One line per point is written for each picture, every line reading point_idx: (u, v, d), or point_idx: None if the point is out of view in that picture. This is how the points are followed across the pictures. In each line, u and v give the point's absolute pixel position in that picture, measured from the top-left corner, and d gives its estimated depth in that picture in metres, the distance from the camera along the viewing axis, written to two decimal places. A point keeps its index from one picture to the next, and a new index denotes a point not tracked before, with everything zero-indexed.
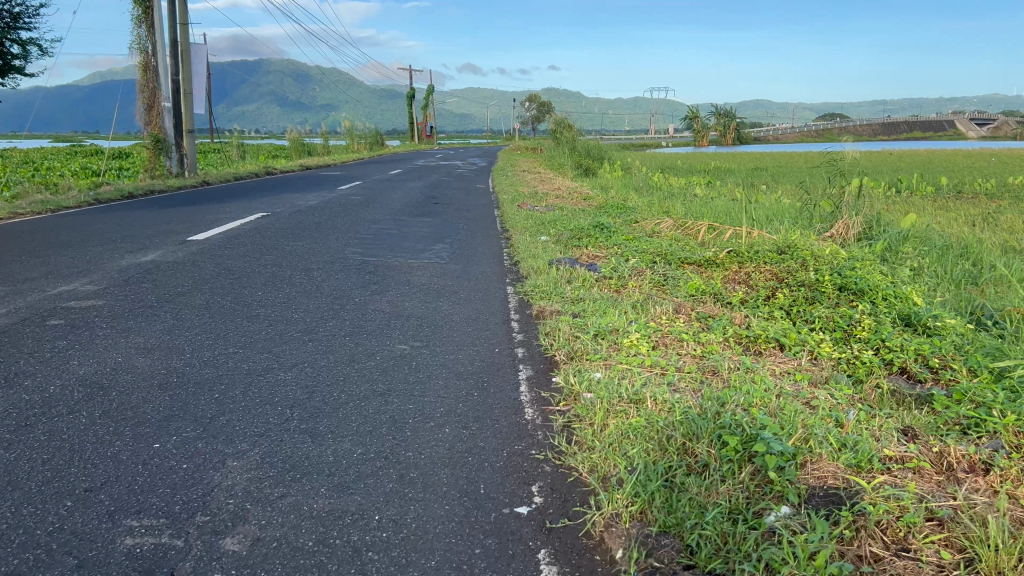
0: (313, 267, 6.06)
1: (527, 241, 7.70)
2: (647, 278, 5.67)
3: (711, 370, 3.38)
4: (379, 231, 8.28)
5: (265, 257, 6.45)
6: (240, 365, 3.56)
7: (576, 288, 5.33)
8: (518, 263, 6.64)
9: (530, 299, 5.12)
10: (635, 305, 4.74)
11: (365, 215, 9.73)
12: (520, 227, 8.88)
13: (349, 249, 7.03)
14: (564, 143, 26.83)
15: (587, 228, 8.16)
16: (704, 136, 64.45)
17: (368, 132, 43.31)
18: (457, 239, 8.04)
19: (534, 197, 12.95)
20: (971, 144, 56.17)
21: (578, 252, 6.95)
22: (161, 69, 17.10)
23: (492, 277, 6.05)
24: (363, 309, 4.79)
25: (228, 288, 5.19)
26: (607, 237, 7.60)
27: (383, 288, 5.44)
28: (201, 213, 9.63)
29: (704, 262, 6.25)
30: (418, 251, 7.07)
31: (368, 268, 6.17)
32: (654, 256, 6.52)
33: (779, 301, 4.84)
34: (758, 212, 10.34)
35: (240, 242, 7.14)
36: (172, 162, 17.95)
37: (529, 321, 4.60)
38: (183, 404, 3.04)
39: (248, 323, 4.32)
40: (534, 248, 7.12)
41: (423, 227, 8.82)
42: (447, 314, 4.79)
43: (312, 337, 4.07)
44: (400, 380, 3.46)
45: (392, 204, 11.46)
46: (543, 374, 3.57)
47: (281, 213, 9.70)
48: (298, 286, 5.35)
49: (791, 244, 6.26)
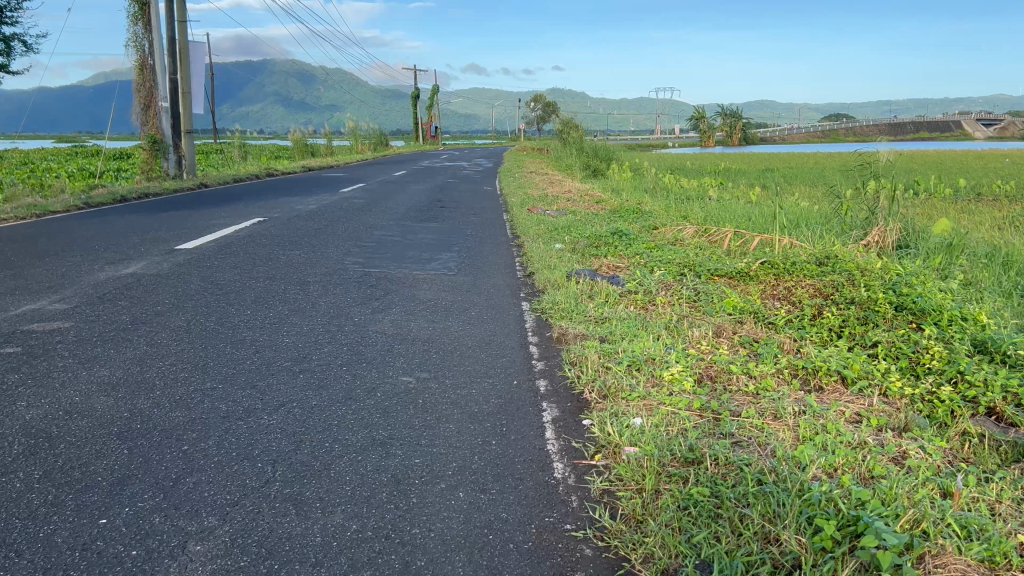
0: (309, 281, 5.55)
1: (542, 249, 7.19)
2: (676, 294, 5.16)
3: (772, 415, 2.87)
4: (382, 239, 7.76)
5: (258, 268, 5.95)
6: (218, 406, 3.05)
7: (599, 306, 4.83)
8: (533, 276, 6.13)
9: (549, 319, 4.61)
10: (669, 326, 4.22)
11: (368, 220, 9.25)
12: (532, 234, 8.38)
13: (350, 259, 6.52)
14: (571, 143, 26.36)
15: (605, 235, 7.65)
16: (710, 137, 63.99)
17: (372, 134, 42.92)
18: (466, 247, 7.53)
19: (543, 201, 12.42)
20: (983, 145, 55.41)
21: (597, 262, 6.43)
22: (159, 68, 16.65)
23: (505, 291, 5.54)
24: (363, 330, 4.28)
25: (213, 306, 4.69)
26: (627, 244, 7.09)
27: (386, 304, 4.93)
28: (195, 219, 9.12)
29: (736, 274, 5.74)
30: (425, 261, 6.57)
31: (370, 281, 5.67)
32: (680, 267, 6.00)
33: (830, 322, 4.30)
34: (782, 217, 9.80)
35: (233, 252, 6.64)
36: (170, 163, 17.46)
37: (550, 347, 4.07)
38: (143, 460, 2.53)
39: (232, 349, 3.81)
40: (549, 258, 6.62)
41: (428, 234, 8.30)
42: (456, 336, 4.28)
43: (303, 367, 3.56)
44: (405, 423, 2.95)
45: (396, 209, 10.95)
46: (572, 416, 3.05)
47: (279, 218, 9.19)
48: (291, 302, 4.85)
49: (830, 256, 5.77)
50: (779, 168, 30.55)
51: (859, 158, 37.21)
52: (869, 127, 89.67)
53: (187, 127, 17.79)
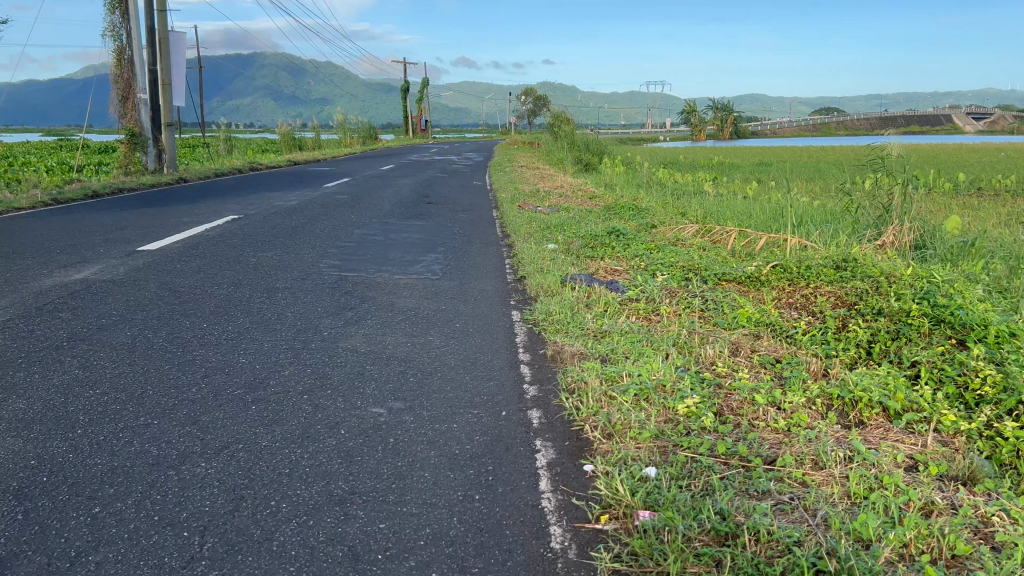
0: (278, 287, 5.05)
1: (533, 249, 6.70)
2: (683, 302, 4.68)
3: (813, 464, 2.41)
4: (363, 238, 7.25)
5: (224, 273, 5.44)
6: (148, 450, 2.54)
7: (598, 317, 4.35)
8: (524, 280, 5.64)
9: (543, 333, 4.12)
10: (679, 342, 3.75)
11: (349, 218, 8.74)
12: (524, 232, 7.89)
13: (326, 261, 6.02)
14: (562, 137, 25.82)
15: (601, 234, 7.16)
16: (701, 131, 63.42)
17: (361, 128, 42.28)
18: (452, 248, 7.04)
19: (534, 196, 11.92)
20: (978, 139, 55.10)
21: (594, 265, 5.94)
22: (138, 59, 16.08)
23: (494, 299, 5.04)
24: (333, 348, 3.79)
25: (166, 317, 4.17)
26: (625, 245, 6.61)
27: (360, 315, 4.44)
28: (165, 216, 8.57)
29: (745, 278, 5.27)
30: (408, 264, 6.07)
31: (345, 287, 5.17)
32: (683, 270, 5.52)
33: (859, 339, 3.82)
34: (786, 215, 9.33)
35: (199, 253, 6.12)
36: (148, 156, 16.83)
37: (544, 367, 3.57)
38: (40, 530, 2.03)
39: (179, 373, 3.30)
40: (541, 261, 6.14)
41: (412, 233, 7.80)
42: (438, 353, 3.80)
43: (257, 397, 3.06)
44: (371, 471, 2.46)
45: (380, 205, 10.43)
46: (571, 459, 2.57)
47: (255, 216, 8.66)
48: (255, 313, 4.34)
49: (849, 261, 5.28)
50: (774, 162, 30.12)
51: (854, 151, 36.82)
52: (861, 120, 89.40)
53: (166, 120, 17.19)
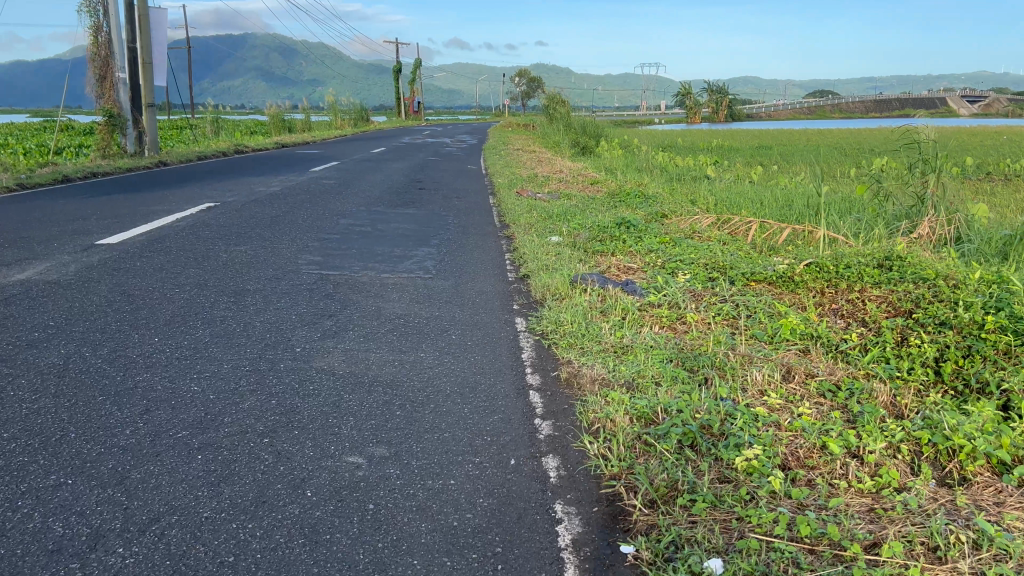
0: (249, 289, 4.44)
1: (535, 243, 6.10)
2: (712, 308, 4.09)
3: (926, 552, 1.82)
4: (349, 230, 6.64)
5: (189, 272, 4.82)
6: (50, 528, 1.93)
7: (617, 327, 3.75)
8: (527, 281, 5.03)
9: (555, 349, 3.52)
10: (718, 363, 3.16)
11: (335, 206, 8.12)
12: (524, 223, 7.27)
13: (306, 257, 5.41)
14: (559, 119, 25.12)
15: (609, 224, 6.57)
16: (697, 114, 62.68)
17: (353, 109, 41.46)
18: (446, 240, 6.44)
19: (532, 182, 11.30)
20: (976, 122, 54.52)
21: (605, 262, 5.35)
22: (115, 36, 15.35)
23: (495, 303, 4.43)
24: (305, 371, 3.18)
25: (112, 330, 3.56)
26: (637, 238, 6.01)
27: (341, 324, 3.83)
28: (136, 204, 7.94)
29: (776, 278, 4.68)
30: (397, 260, 5.45)
31: (326, 290, 4.55)
32: (705, 268, 4.93)
33: (928, 357, 3.22)
34: (803, 204, 8.76)
35: (165, 248, 5.50)
36: (128, 139, 16.13)
37: (558, 397, 2.97)
38: None
39: (113, 407, 2.69)
40: (545, 257, 5.54)
41: (403, 223, 7.18)
42: (431, 375, 3.20)
43: (206, 443, 2.46)
44: (342, 560, 1.87)
45: (370, 191, 9.81)
46: (605, 537, 1.98)
47: (234, 204, 8.03)
48: (217, 324, 3.73)
49: (895, 260, 4.67)
50: (774, 145, 29.52)
51: (857, 134, 36.25)
52: (856, 104, 88.97)
53: (146, 100, 16.48)
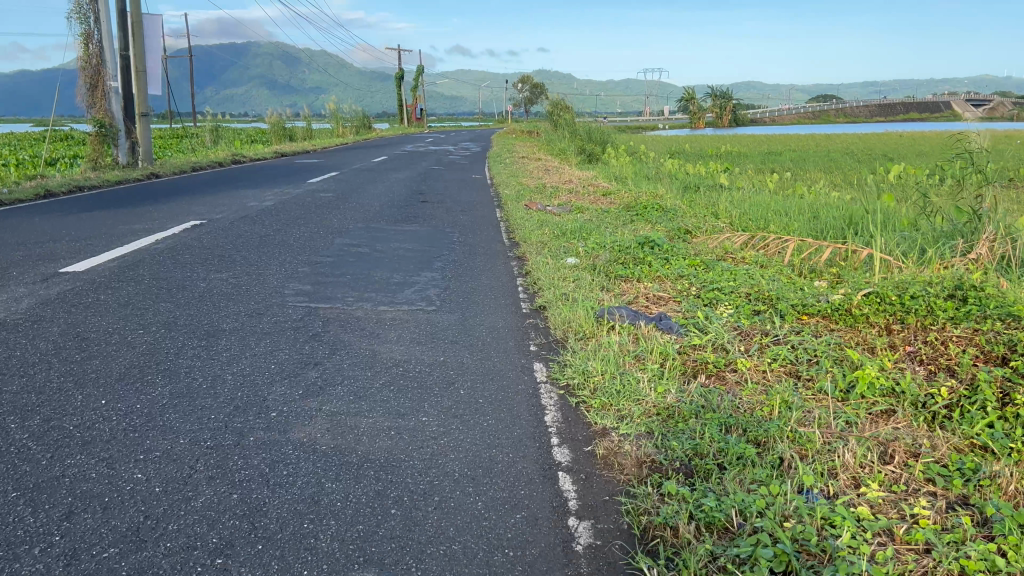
0: (225, 329, 3.84)
1: (550, 266, 5.50)
2: (765, 352, 3.50)
3: None
4: (345, 251, 6.06)
5: (160, 306, 4.23)
6: None
7: (657, 379, 3.15)
8: (544, 313, 4.43)
9: (586, 411, 2.92)
10: (791, 433, 2.57)
11: (331, 222, 7.54)
12: (535, 241, 6.69)
13: (294, 286, 4.81)
14: (565, 125, 24.58)
15: (631, 243, 5.97)
16: (701, 119, 62.23)
17: (355, 117, 41.03)
18: (451, 263, 5.83)
19: (541, 193, 10.72)
20: (983, 127, 53.93)
21: (631, 291, 4.74)
22: (106, 43, 14.76)
23: (509, 344, 3.82)
24: (279, 447, 2.56)
25: (52, 388, 2.95)
26: (663, 259, 5.40)
27: (329, 376, 3.22)
28: (116, 222, 7.34)
29: (831, 312, 4.09)
30: (397, 288, 4.84)
31: (313, 329, 3.94)
32: (746, 298, 4.34)
33: None
34: (834, 218, 8.18)
35: (137, 276, 4.90)
36: (120, 150, 15.50)
37: (597, 483, 2.36)
38: None
39: (25, 511, 2.08)
40: (563, 284, 4.95)
41: (403, 242, 6.60)
42: (435, 448, 2.59)
43: (136, 570, 1.85)
44: None
45: (370, 205, 9.22)
46: None
47: (222, 222, 7.44)
48: (181, 378, 3.13)
49: (968, 289, 4.05)
50: (784, 150, 28.93)
51: (866, 139, 35.75)
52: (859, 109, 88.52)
53: (139, 110, 15.93)
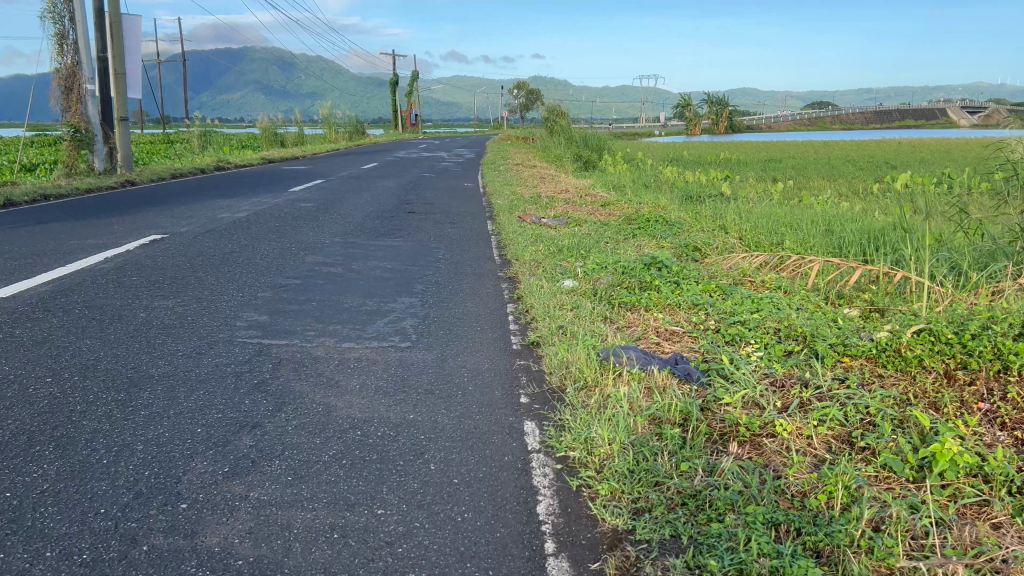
0: (153, 376, 3.19)
1: (545, 291, 4.87)
2: (809, 411, 2.87)
3: None
4: (315, 271, 5.41)
5: (82, 344, 3.57)
6: None
7: (681, 453, 2.52)
8: (537, 351, 3.78)
9: (590, 499, 2.28)
10: (867, 545, 1.94)
11: (306, 236, 6.90)
12: (527, 260, 6.06)
13: (248, 316, 4.16)
14: (561, 131, 24.04)
15: (635, 262, 5.33)
16: (697, 125, 62.02)
17: (349, 122, 40.46)
18: (434, 286, 5.19)
19: (535, 203, 10.10)
20: (979, 135, 53.60)
21: (638, 324, 4.09)
22: (82, 44, 14.10)
23: (494, 395, 3.17)
24: (178, 562, 1.91)
25: None
26: (674, 283, 4.76)
27: (267, 447, 2.57)
28: (68, 236, 6.68)
29: (877, 352, 3.46)
30: (366, 319, 4.20)
31: (260, 375, 3.29)
32: (775, 335, 3.70)
33: None
34: (853, 233, 7.57)
35: (68, 303, 4.24)
36: (96, 156, 14.80)
37: None
38: None
39: None
40: (559, 314, 4.30)
41: (383, 261, 5.95)
42: (388, 563, 1.93)
43: None
44: None
45: (351, 217, 8.58)
46: None
47: (186, 235, 6.78)
48: (78, 451, 2.47)
49: None
50: (785, 157, 28.37)
51: (869, 146, 35.39)
52: (855, 116, 88.42)
53: (118, 114, 15.27)
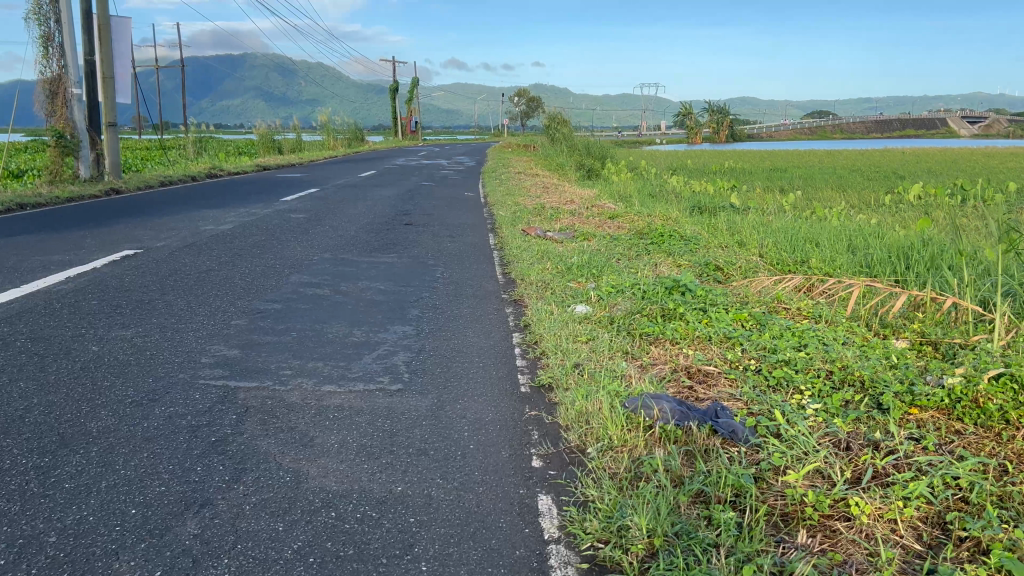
0: (92, 433, 2.65)
1: (555, 319, 4.33)
2: (889, 486, 2.32)
3: None
4: (299, 293, 4.88)
5: (15, 388, 3.03)
6: None
7: (739, 550, 1.97)
8: (549, 395, 3.25)
9: None
10: None
11: (293, 252, 6.37)
12: (534, 280, 5.53)
13: (216, 351, 3.62)
14: (564, 139, 23.57)
15: (655, 286, 4.79)
16: (698, 134, 61.64)
17: (347, 129, 40.00)
18: (430, 311, 4.66)
19: (540, 215, 9.59)
20: (982, 144, 53.30)
21: (664, 362, 3.55)
22: (69, 48, 13.55)
23: (501, 457, 2.63)
24: None
25: None
26: (700, 311, 4.22)
27: (215, 539, 2.03)
28: (34, 251, 6.14)
29: (952, 403, 2.91)
30: (352, 354, 3.65)
31: (221, 431, 2.75)
32: (827, 380, 3.15)
33: None
34: (882, 250, 7.05)
35: (12, 335, 3.70)
36: (82, 163, 14.21)
37: None
38: None
39: None
40: (573, 348, 3.76)
41: (375, 281, 5.42)
42: None
43: None
44: None
45: (344, 230, 8.05)
46: None
47: (162, 251, 6.25)
48: None
49: None
50: (790, 167, 27.89)
51: (873, 156, 34.93)
52: (856, 125, 88.14)
53: (106, 120, 14.73)
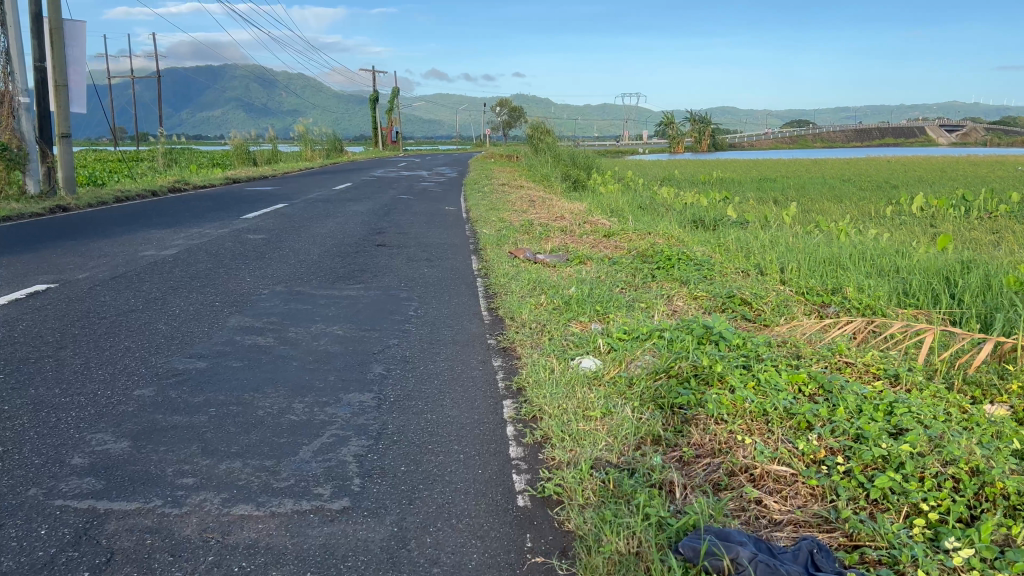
0: None
1: (558, 381, 3.36)
2: None
3: None
4: (236, 345, 3.90)
5: None
6: None
7: None
8: (559, 515, 2.29)
9: None
10: None
11: (241, 285, 5.38)
12: (525, 320, 4.57)
13: (96, 445, 2.61)
14: (547, 148, 22.67)
15: (679, 330, 3.83)
16: (680, 143, 61.08)
17: (325, 138, 38.99)
18: (398, 368, 3.68)
19: (527, 233, 8.67)
20: (962, 153, 53.02)
21: (713, 457, 2.59)
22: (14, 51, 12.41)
23: None
24: None
25: None
26: (743, 369, 3.26)
27: None
28: None
29: None
30: (285, 447, 2.67)
31: None
32: (955, 496, 2.21)
33: None
34: (920, 273, 6.16)
35: None
36: (31, 178, 12.96)
37: None
38: None
39: None
40: (585, 431, 2.80)
41: (332, 324, 4.44)
42: None
43: None
44: None
45: (306, 254, 7.06)
46: None
47: (82, 285, 5.23)
48: None
49: None
50: (778, 177, 27.19)
51: (860, 165, 34.25)
52: (838, 134, 88.02)
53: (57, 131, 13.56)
